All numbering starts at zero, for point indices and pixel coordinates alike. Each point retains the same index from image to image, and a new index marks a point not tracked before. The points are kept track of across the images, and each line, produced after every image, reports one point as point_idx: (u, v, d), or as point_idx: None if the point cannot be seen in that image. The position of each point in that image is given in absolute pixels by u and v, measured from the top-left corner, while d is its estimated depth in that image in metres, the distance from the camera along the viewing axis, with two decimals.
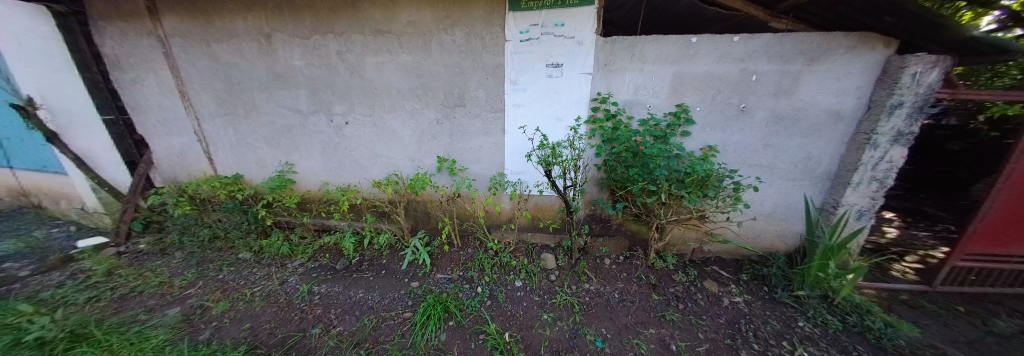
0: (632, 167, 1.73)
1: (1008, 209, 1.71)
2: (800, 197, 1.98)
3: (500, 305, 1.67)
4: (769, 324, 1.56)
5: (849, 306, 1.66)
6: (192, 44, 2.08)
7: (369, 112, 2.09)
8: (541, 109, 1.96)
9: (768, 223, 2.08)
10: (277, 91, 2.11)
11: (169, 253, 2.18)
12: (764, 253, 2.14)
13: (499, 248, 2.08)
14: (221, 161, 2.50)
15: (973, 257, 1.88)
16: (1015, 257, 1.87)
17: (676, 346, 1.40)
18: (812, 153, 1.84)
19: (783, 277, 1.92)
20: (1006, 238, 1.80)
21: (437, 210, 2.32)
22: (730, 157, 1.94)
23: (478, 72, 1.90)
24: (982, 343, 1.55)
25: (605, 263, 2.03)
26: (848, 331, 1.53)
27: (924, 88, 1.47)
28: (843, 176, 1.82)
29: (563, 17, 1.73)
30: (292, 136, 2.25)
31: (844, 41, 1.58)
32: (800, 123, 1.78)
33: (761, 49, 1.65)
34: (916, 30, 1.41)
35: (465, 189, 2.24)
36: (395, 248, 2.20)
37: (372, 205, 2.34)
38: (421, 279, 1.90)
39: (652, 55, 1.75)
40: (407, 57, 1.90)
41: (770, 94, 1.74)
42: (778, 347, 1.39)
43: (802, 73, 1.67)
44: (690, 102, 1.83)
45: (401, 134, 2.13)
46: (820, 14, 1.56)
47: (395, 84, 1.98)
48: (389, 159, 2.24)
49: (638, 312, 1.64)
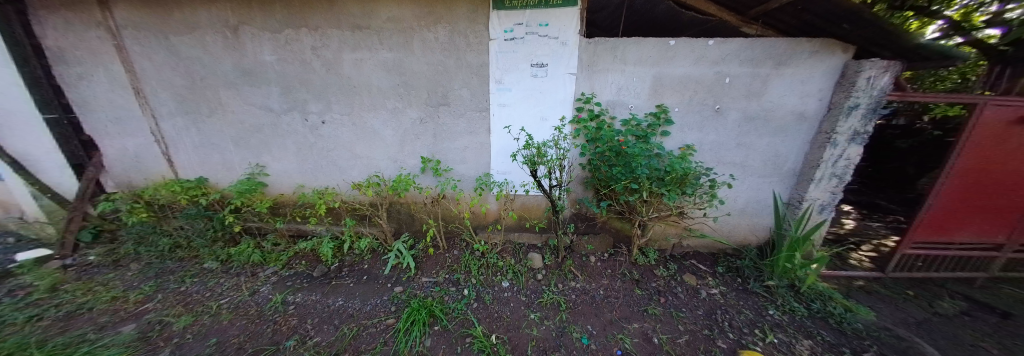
0: (615, 167, 1.77)
1: (949, 200, 1.90)
2: (769, 193, 2.10)
3: (487, 306, 1.66)
4: (742, 314, 1.64)
5: (814, 294, 1.78)
6: (149, 37, 1.92)
7: (347, 111, 2.01)
8: (526, 109, 1.96)
9: (742, 218, 2.18)
10: (244, 88, 1.99)
11: (123, 265, 2.00)
12: (738, 246, 2.25)
13: (486, 249, 2.07)
14: (182, 164, 2.33)
15: (920, 245, 2.07)
16: (957, 244, 2.07)
17: (658, 339, 1.44)
18: (780, 151, 1.96)
19: (754, 269, 2.02)
20: (948, 227, 1.99)
21: (420, 212, 2.28)
22: (706, 156, 2.02)
23: (462, 71, 1.88)
24: (925, 324, 1.72)
25: (591, 261, 2.07)
26: (812, 317, 1.64)
27: (877, 90, 1.60)
28: (807, 173, 1.94)
29: (548, 16, 1.74)
30: (263, 136, 2.13)
31: (809, 46, 1.69)
32: (769, 123, 1.88)
33: (735, 52, 1.73)
34: (871, 37, 1.53)
35: (450, 189, 2.21)
36: (377, 252, 2.15)
37: (351, 208, 2.26)
38: (405, 283, 1.86)
39: (633, 56, 1.80)
40: (387, 54, 1.85)
41: (742, 95, 1.83)
42: (752, 335, 1.48)
43: (771, 76, 1.76)
44: (669, 103, 1.89)
45: (383, 134, 2.07)
46: (787, 20, 1.66)
47: (375, 81, 1.91)
48: (369, 159, 2.16)
49: (623, 307, 1.68)
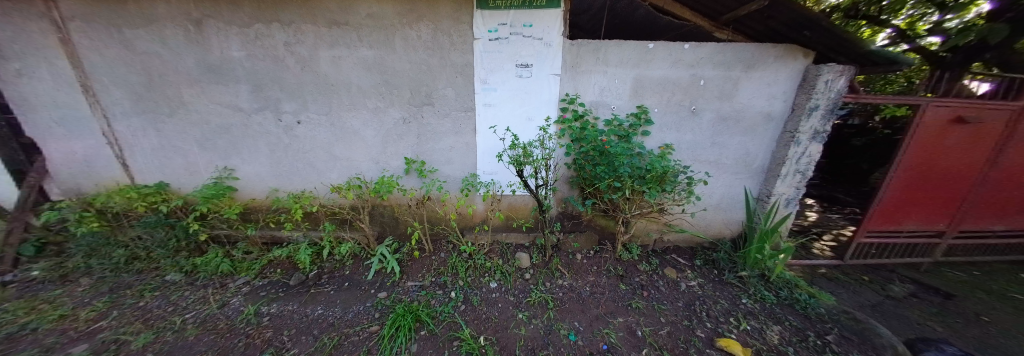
0: (599, 165, 1.82)
1: (897, 192, 2.09)
2: (741, 189, 2.22)
3: (475, 308, 1.65)
4: (719, 304, 1.73)
5: (782, 282, 1.91)
6: (98, 29, 1.75)
7: (325, 110, 1.93)
8: (512, 109, 1.97)
9: (717, 213, 2.29)
10: (210, 85, 1.86)
11: (72, 280, 1.81)
12: (714, 240, 2.36)
13: (473, 250, 2.06)
14: (139, 168, 2.15)
15: (873, 233, 2.26)
16: (904, 232, 2.28)
17: (641, 332, 1.49)
18: (750, 150, 2.08)
19: (729, 261, 2.14)
20: (897, 216, 2.20)
21: (404, 214, 2.24)
22: (684, 154, 2.10)
23: (446, 70, 1.86)
24: (877, 307, 1.89)
25: (577, 258, 2.12)
26: (781, 304, 1.76)
27: (833, 93, 1.74)
28: (774, 169, 2.08)
29: (532, 17, 1.76)
30: (233, 137, 2.00)
31: (774, 51, 1.81)
32: (740, 123, 2.00)
33: (708, 56, 1.83)
34: (827, 43, 1.66)
35: (435, 191, 2.18)
36: (360, 257, 2.10)
37: (330, 212, 2.17)
38: (390, 288, 1.81)
39: (615, 58, 1.86)
40: (367, 52, 1.79)
41: (715, 97, 1.93)
42: (727, 323, 1.57)
43: (741, 79, 1.88)
44: (649, 103, 1.96)
45: (363, 135, 2.00)
46: (754, 26, 1.78)
47: (355, 80, 1.85)
48: (350, 161, 2.09)
49: (608, 303, 1.72)
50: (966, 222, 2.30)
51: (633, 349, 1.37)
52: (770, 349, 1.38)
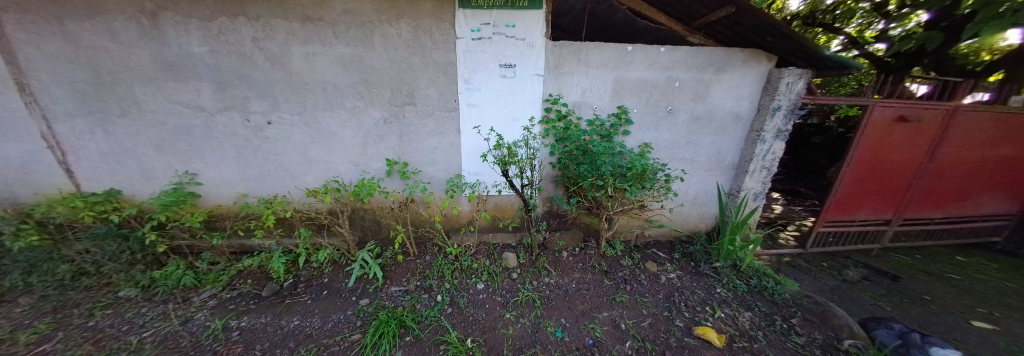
0: (582, 164, 1.87)
1: (850, 185, 2.30)
2: (715, 184, 2.35)
3: (462, 310, 1.63)
4: (695, 294, 1.82)
5: (752, 271, 2.04)
6: (32, 19, 1.55)
7: (299, 110, 1.84)
8: (495, 109, 1.97)
9: (693, 208, 2.41)
10: (168, 83, 1.71)
11: (8, 302, 1.57)
12: (691, 233, 2.48)
13: (459, 252, 2.04)
14: (85, 174, 1.92)
15: (831, 223, 2.46)
16: (856, 221, 2.51)
17: (624, 325, 1.54)
18: (721, 148, 2.21)
19: (704, 253, 2.26)
20: (850, 207, 2.41)
21: (387, 218, 2.18)
22: (662, 153, 2.19)
23: (428, 69, 1.83)
24: (834, 290, 2.06)
25: (563, 256, 2.15)
26: (751, 291, 1.88)
27: (793, 94, 1.91)
28: (743, 166, 2.23)
29: (514, 18, 1.78)
30: (195, 139, 1.86)
31: (741, 55, 1.94)
32: (712, 123, 2.12)
33: (682, 59, 1.93)
34: (787, 48, 1.80)
35: (419, 193, 2.14)
36: (339, 263, 2.02)
37: (305, 217, 2.07)
38: (372, 295, 1.76)
39: (596, 60, 1.91)
40: (344, 49, 1.73)
41: (689, 98, 2.03)
42: (703, 312, 1.65)
43: (712, 81, 1.99)
44: (629, 104, 2.03)
45: (341, 135, 1.93)
46: (722, 31, 1.89)
47: (331, 78, 1.78)
48: (326, 163, 2.01)
49: (593, 298, 1.76)
50: (909, 211, 2.56)
51: (618, 343, 1.41)
52: (742, 334, 1.48)
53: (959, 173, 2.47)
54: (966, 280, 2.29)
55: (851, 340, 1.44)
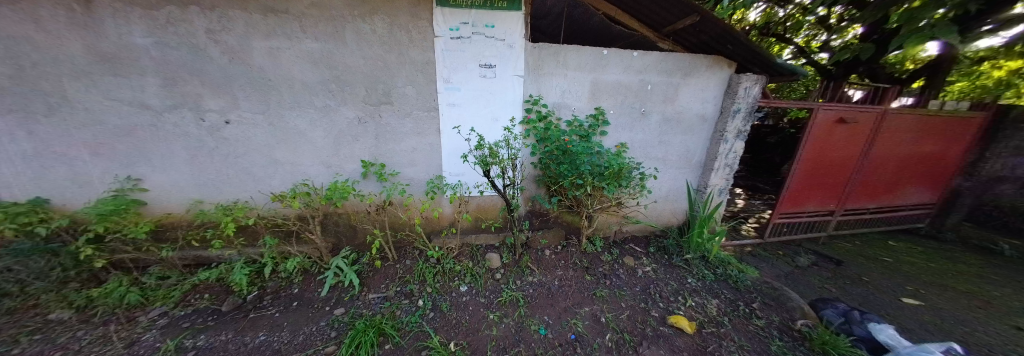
0: (563, 164, 1.92)
1: (799, 179, 2.55)
2: (685, 181, 2.51)
3: (444, 314, 1.60)
4: (669, 285, 1.93)
5: (718, 261, 2.21)
6: None
7: (262, 109, 1.71)
8: (476, 109, 1.96)
9: (666, 205, 2.55)
10: (103, 78, 1.50)
11: None
12: (665, 228, 2.62)
13: (441, 255, 1.99)
14: (3, 180, 1.61)
15: (785, 215, 2.71)
16: (806, 213, 2.78)
17: (604, 318, 1.60)
18: (690, 147, 2.36)
19: (676, 246, 2.40)
20: (800, 200, 2.67)
21: (363, 222, 2.09)
22: (637, 152, 2.29)
23: (405, 67, 1.78)
24: (787, 275, 2.28)
25: (546, 254, 2.18)
26: (718, 280, 2.03)
27: (751, 98, 2.15)
28: (709, 164, 2.40)
29: (493, 18, 1.79)
30: (139, 141, 1.65)
31: (705, 62, 2.11)
32: (681, 124, 2.26)
33: (653, 64, 2.05)
34: (744, 55, 1.98)
35: (398, 195, 2.07)
36: (311, 272, 1.90)
37: (272, 224, 1.92)
38: (348, 303, 1.67)
39: (574, 63, 1.97)
40: (314, 44, 1.64)
41: (661, 100, 2.15)
42: (676, 302, 1.75)
43: (680, 84, 2.13)
44: (606, 105, 2.11)
45: (310, 136, 1.82)
46: (689, 38, 2.03)
47: (299, 75, 1.68)
48: (295, 165, 1.88)
49: (575, 294, 1.80)
50: (849, 202, 2.89)
51: (598, 336, 1.46)
52: (710, 320, 1.61)
53: (887, 168, 2.82)
54: (892, 261, 2.63)
55: (802, 320, 1.62)
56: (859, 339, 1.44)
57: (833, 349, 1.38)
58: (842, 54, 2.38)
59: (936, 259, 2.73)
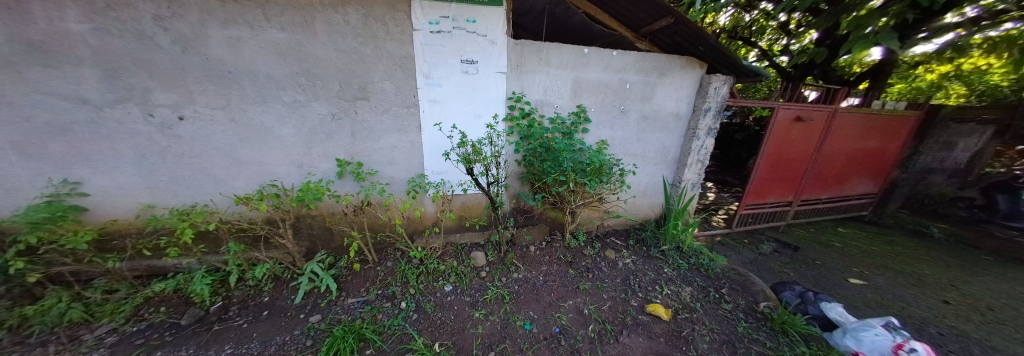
0: (546, 161, 1.94)
1: (762, 173, 2.76)
2: (661, 177, 2.63)
3: (428, 315, 1.57)
4: (647, 275, 2.01)
5: (691, 251, 2.34)
6: None
7: (221, 103, 1.56)
8: (458, 106, 1.93)
9: (644, 199, 2.66)
10: (28, 67, 1.27)
11: None
12: (643, 221, 2.74)
13: (424, 255, 1.95)
14: None
15: (750, 206, 2.93)
16: (768, 204, 3.02)
17: (587, 310, 1.64)
18: (666, 144, 2.47)
19: (654, 238, 2.51)
20: (763, 192, 2.90)
21: (339, 224, 1.99)
22: (618, 149, 2.36)
23: (382, 61, 1.71)
24: (752, 262, 2.46)
25: (530, 250, 2.20)
26: (691, 268, 2.15)
27: (719, 97, 2.30)
28: (683, 159, 2.54)
29: (474, 13, 1.76)
30: (75, 140, 1.42)
31: (679, 62, 2.21)
32: (657, 121, 2.36)
33: (631, 63, 2.12)
34: (714, 56, 2.10)
35: (376, 195, 1.99)
36: (282, 279, 1.80)
37: (237, 229, 1.78)
38: (324, 310, 1.59)
39: (555, 60, 1.99)
40: (280, 35, 1.52)
41: (639, 98, 2.23)
42: (653, 291, 1.84)
43: (657, 83, 2.22)
44: (587, 103, 2.15)
45: (279, 133, 1.70)
46: (664, 39, 2.12)
47: (263, 67, 1.55)
48: (261, 165, 1.74)
49: (559, 288, 1.84)
50: (804, 194, 3.17)
51: (582, 327, 1.51)
52: (684, 307, 1.71)
53: (837, 162, 3.12)
54: (840, 246, 2.92)
55: (765, 303, 1.77)
56: (813, 317, 1.61)
57: (791, 327, 1.54)
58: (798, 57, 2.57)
59: (875, 243, 3.07)
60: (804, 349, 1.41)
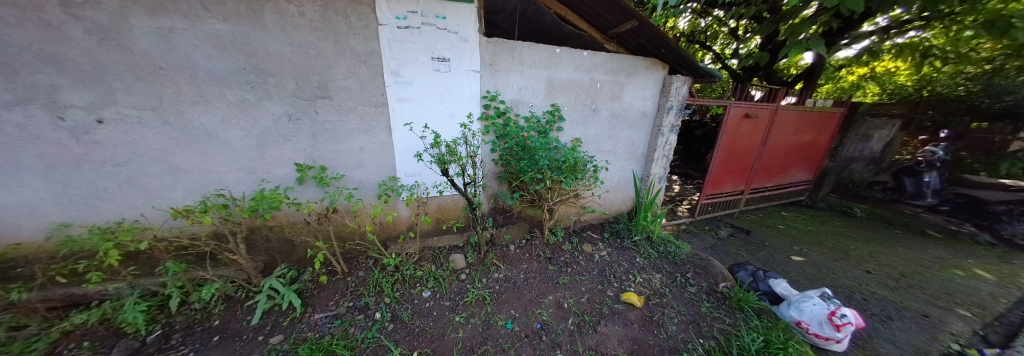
0: (523, 160, 1.96)
1: (718, 166, 3.03)
2: (631, 172, 2.77)
3: (406, 324, 1.50)
4: (621, 266, 2.11)
5: (660, 240, 2.50)
6: None
7: (150, 103, 1.35)
8: (431, 105, 1.87)
9: (617, 194, 2.78)
10: None
11: None
12: (616, 215, 2.87)
13: (399, 262, 1.87)
14: None
15: (709, 196, 3.20)
16: (724, 193, 3.31)
17: (567, 303, 1.68)
18: (635, 141, 2.61)
19: (627, 229, 2.65)
20: (719, 183, 3.18)
21: (301, 234, 1.84)
22: (591, 147, 2.45)
23: (344, 58, 1.60)
24: (712, 247, 2.69)
25: (510, 249, 2.20)
26: (661, 257, 2.30)
27: (680, 97, 2.49)
28: (650, 155, 2.70)
29: (444, 10, 1.72)
30: None
31: (644, 64, 2.35)
32: (626, 119, 2.48)
33: (601, 64, 2.20)
34: (675, 58, 2.26)
35: (343, 201, 1.86)
36: (236, 298, 1.63)
37: (177, 246, 1.56)
38: (287, 329, 1.45)
39: (529, 59, 2.01)
40: (222, 26, 1.36)
41: (609, 97, 2.33)
42: (627, 280, 1.94)
43: (625, 83, 2.34)
44: (561, 102, 2.20)
45: (225, 136, 1.52)
46: (630, 41, 2.23)
47: (203, 63, 1.37)
48: (205, 173, 1.55)
49: (540, 284, 1.86)
50: (753, 183, 3.54)
51: (561, 321, 1.54)
52: (655, 293, 1.82)
53: (779, 154, 3.51)
54: (783, 227, 3.31)
55: (723, 283, 1.94)
56: (764, 293, 1.80)
57: (746, 304, 1.70)
58: (746, 59, 2.85)
59: (811, 223, 3.52)
60: (756, 322, 1.57)
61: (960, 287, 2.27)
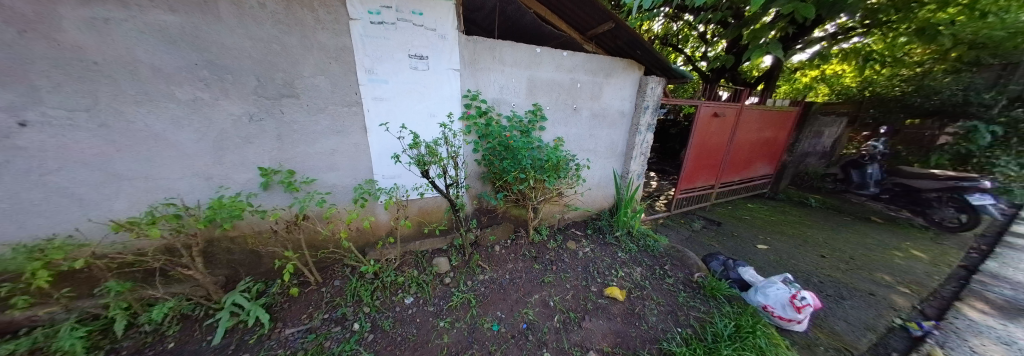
0: (506, 160, 1.95)
1: (691, 162, 3.20)
2: (612, 170, 2.85)
3: (387, 333, 1.44)
4: (604, 261, 2.16)
5: (639, 234, 2.59)
6: None
7: (83, 103, 1.18)
8: (409, 105, 1.81)
9: (599, 191, 2.86)
10: None
11: None
12: (598, 211, 2.95)
13: (378, 269, 1.79)
14: None
15: (683, 191, 3.37)
16: (697, 188, 3.50)
17: (552, 301, 1.69)
18: (614, 139, 2.68)
19: (608, 225, 2.72)
20: (692, 178, 3.35)
21: (267, 244, 1.71)
22: (573, 145, 2.48)
23: (312, 54, 1.51)
24: (688, 239, 2.83)
25: (495, 250, 2.18)
26: (641, 250, 2.38)
27: (655, 97, 2.60)
28: (629, 152, 2.79)
29: (421, 6, 1.67)
30: None
31: (621, 64, 2.42)
32: (606, 118, 2.54)
33: (580, 64, 2.25)
34: (650, 59, 2.36)
35: (315, 206, 1.76)
36: (194, 317, 1.48)
37: (122, 262, 1.40)
38: (254, 347, 1.34)
39: (509, 59, 2.00)
40: (169, 17, 1.22)
41: (589, 97, 2.38)
42: (609, 275, 1.98)
43: (604, 83, 2.40)
44: (542, 101, 2.21)
45: (177, 139, 1.37)
46: (607, 42, 2.30)
47: (147, 57, 1.23)
48: (153, 180, 1.39)
49: (525, 284, 1.86)
50: (723, 177, 3.77)
51: (547, 319, 1.55)
52: (636, 286, 1.88)
53: (745, 150, 3.77)
54: (749, 218, 3.55)
55: (698, 273, 2.05)
56: (734, 281, 1.92)
57: (719, 292, 1.80)
58: (713, 61, 3.03)
59: (773, 213, 3.81)
60: (728, 308, 1.67)
61: (896, 266, 2.56)
